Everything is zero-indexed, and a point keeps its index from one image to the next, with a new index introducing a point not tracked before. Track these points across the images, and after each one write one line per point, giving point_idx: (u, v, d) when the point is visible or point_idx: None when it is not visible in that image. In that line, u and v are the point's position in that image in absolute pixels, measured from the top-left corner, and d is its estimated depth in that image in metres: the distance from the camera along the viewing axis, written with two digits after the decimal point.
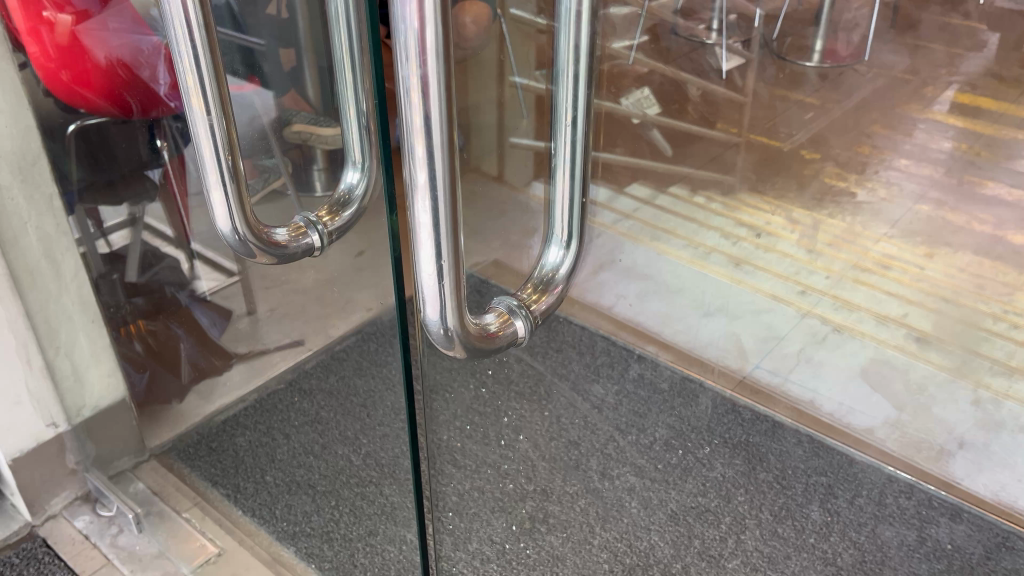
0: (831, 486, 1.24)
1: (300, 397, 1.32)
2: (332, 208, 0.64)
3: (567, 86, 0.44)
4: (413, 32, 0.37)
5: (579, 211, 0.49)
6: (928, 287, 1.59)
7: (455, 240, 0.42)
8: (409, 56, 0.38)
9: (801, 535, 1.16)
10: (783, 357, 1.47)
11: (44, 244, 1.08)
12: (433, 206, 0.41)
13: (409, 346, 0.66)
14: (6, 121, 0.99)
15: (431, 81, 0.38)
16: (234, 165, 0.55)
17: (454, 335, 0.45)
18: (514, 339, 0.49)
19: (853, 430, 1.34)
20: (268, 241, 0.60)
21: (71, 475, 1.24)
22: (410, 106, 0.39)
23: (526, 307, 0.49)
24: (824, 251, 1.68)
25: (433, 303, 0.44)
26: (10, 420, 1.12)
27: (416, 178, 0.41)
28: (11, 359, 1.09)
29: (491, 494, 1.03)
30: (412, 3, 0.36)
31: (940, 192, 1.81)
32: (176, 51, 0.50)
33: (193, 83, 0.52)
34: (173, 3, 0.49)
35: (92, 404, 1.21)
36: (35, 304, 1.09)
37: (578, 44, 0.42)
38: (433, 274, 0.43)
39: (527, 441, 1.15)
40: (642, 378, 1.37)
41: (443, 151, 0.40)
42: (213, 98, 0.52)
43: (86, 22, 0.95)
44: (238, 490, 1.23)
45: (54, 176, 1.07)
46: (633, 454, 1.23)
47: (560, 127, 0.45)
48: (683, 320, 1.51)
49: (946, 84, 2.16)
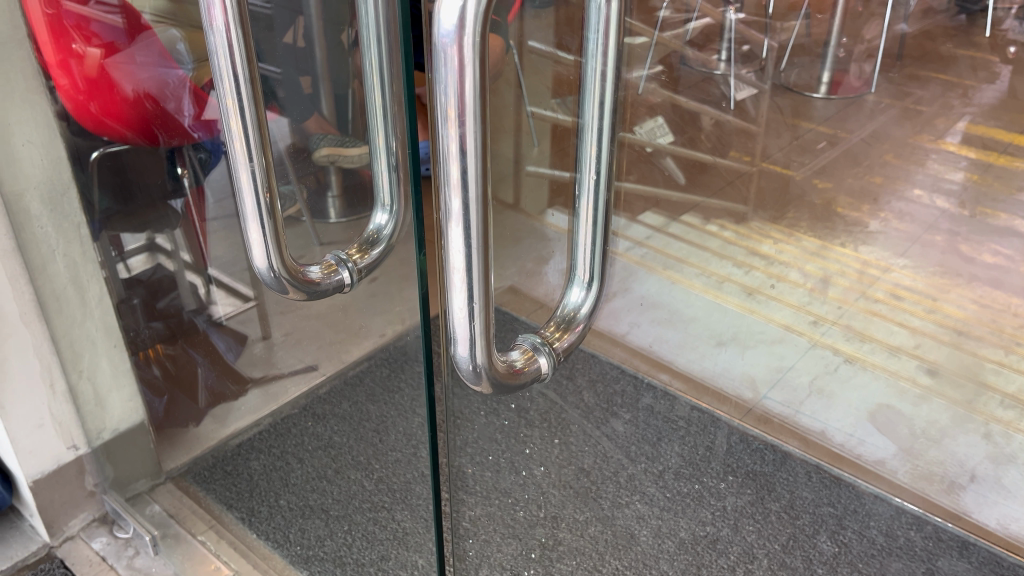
0: (840, 518, 1.25)
1: (314, 421, 1.27)
2: (361, 246, 0.65)
3: (591, 139, 0.46)
4: (453, 93, 0.39)
5: (601, 253, 0.50)
6: (941, 319, 1.62)
7: (487, 283, 0.44)
8: (448, 116, 0.40)
9: (810, 565, 1.19)
10: (793, 389, 1.51)
11: (70, 271, 1.13)
12: (466, 253, 0.43)
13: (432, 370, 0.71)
14: (39, 152, 1.04)
15: (468, 140, 0.40)
16: (272, 203, 0.58)
17: (482, 370, 0.47)
18: (538, 376, 0.51)
19: (864, 462, 1.37)
20: (301, 279, 0.63)
21: (89, 497, 1.28)
22: (447, 161, 0.41)
23: (549, 344, 0.51)
24: (834, 282, 1.72)
25: (464, 342, 0.46)
26: (35, 443, 1.16)
27: (450, 225, 0.43)
28: (37, 384, 1.13)
29: (502, 521, 1.01)
30: (455, 68, 0.38)
31: (951, 225, 1.81)
32: (222, 95, 0.53)
33: (236, 127, 0.55)
34: (221, 54, 0.52)
35: (112, 426, 1.25)
36: (59, 329, 1.14)
37: (603, 102, 0.45)
38: (464, 313, 0.45)
39: (544, 470, 1.08)
40: (654, 409, 1.27)
41: (478, 201, 0.42)
42: (254, 141, 0.55)
43: (114, 56, 1.00)
44: (253, 513, 1.24)
45: (83, 207, 1.11)
46: (643, 482, 1.19)
47: (583, 174, 0.47)
48: (695, 348, 1.53)
49: (960, 116, 2.16)
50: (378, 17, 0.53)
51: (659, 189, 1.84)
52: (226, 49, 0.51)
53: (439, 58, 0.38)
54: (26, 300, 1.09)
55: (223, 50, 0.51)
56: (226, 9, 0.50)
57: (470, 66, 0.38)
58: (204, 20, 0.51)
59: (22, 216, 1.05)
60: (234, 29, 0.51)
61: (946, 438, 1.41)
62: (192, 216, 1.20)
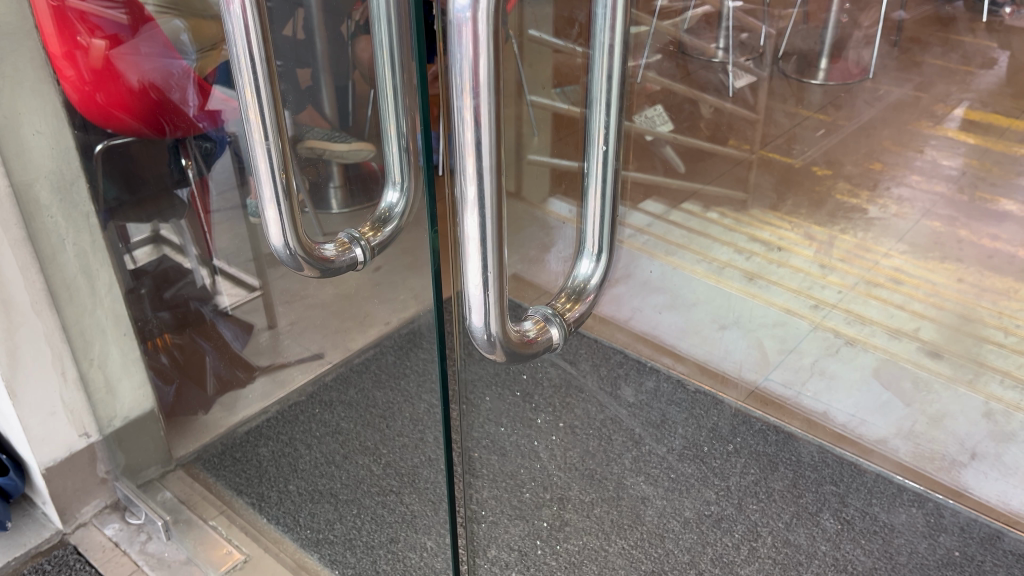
0: (843, 495, 1.26)
1: (322, 408, 1.30)
2: (374, 225, 0.65)
3: (599, 116, 0.46)
4: (468, 66, 0.39)
5: (610, 226, 0.50)
6: (941, 302, 1.63)
7: (501, 254, 0.45)
8: (463, 89, 0.40)
9: (813, 543, 1.18)
10: (797, 369, 1.51)
11: (81, 259, 1.12)
12: (481, 227, 0.43)
13: (446, 353, 0.72)
14: (49, 143, 1.03)
15: (483, 113, 0.40)
16: (289, 184, 0.58)
17: (497, 341, 0.47)
18: (550, 345, 0.51)
19: (865, 440, 1.37)
20: (318, 257, 0.62)
21: (101, 484, 1.27)
22: (461, 135, 0.41)
23: (561, 315, 0.51)
24: (836, 266, 1.72)
25: (478, 311, 0.46)
26: (46, 430, 1.15)
27: (464, 200, 0.43)
28: (47, 371, 1.12)
29: (509, 502, 1.06)
30: (469, 42, 0.38)
31: (949, 208, 1.85)
32: (240, 81, 0.54)
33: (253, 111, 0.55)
34: (238, 40, 0.52)
35: (123, 414, 1.24)
36: (71, 317, 1.13)
37: (611, 75, 0.45)
38: (479, 287, 0.45)
39: (547, 450, 1.14)
40: (658, 392, 1.35)
41: (492, 173, 0.42)
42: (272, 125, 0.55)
43: (118, 47, 1.00)
44: (263, 498, 1.25)
45: (92, 196, 1.10)
46: (647, 463, 1.23)
47: (592, 154, 0.48)
48: (700, 333, 1.55)
49: (958, 101, 2.16)
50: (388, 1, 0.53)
51: (654, 174, 1.87)
52: (244, 34, 0.52)
53: (454, 34, 0.38)
54: (38, 292, 1.08)
55: (240, 34, 0.52)
56: None
57: (484, 40, 0.38)
58: (223, 5, 0.52)
59: (31, 206, 1.03)
60: (252, 17, 0.51)
61: (947, 417, 1.42)
62: (198, 206, 1.24)
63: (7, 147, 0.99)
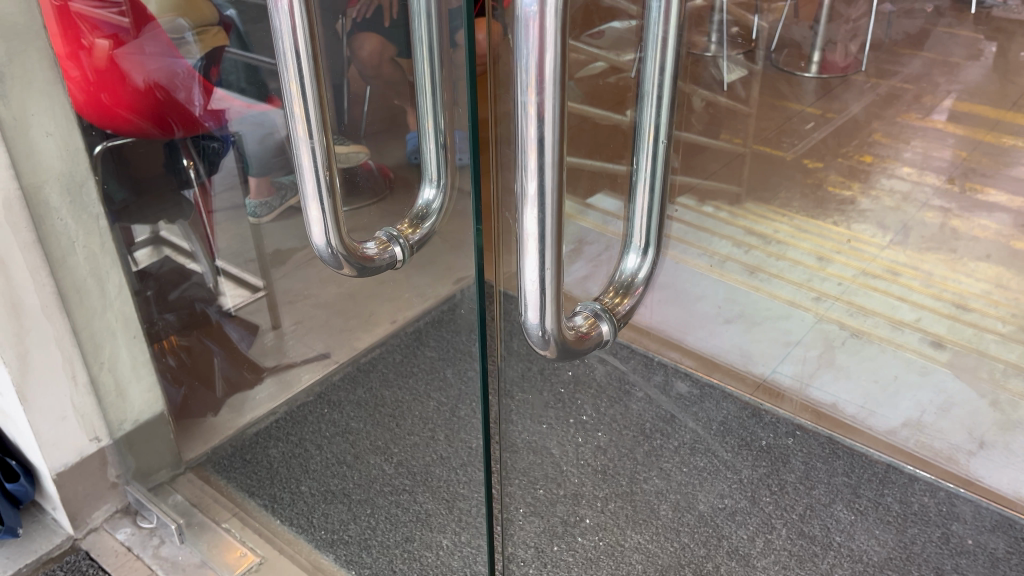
0: (856, 487, 1.27)
1: (330, 408, 1.28)
2: (412, 222, 0.67)
3: (650, 112, 0.46)
4: (533, 62, 0.39)
5: (658, 221, 0.50)
6: (941, 293, 1.64)
7: (559, 251, 0.44)
8: (527, 84, 0.39)
9: (828, 534, 1.20)
10: (804, 361, 1.52)
11: (90, 263, 1.08)
12: (540, 222, 0.43)
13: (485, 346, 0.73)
14: (58, 145, 1.00)
15: (546, 109, 0.40)
16: (332, 181, 0.57)
17: (551, 336, 0.47)
18: (599, 341, 0.52)
19: (874, 431, 1.38)
20: (359, 256, 0.62)
21: (112, 488, 1.24)
22: (525, 130, 0.41)
23: (610, 311, 0.52)
24: (834, 258, 1.74)
25: (534, 307, 0.46)
26: (57, 436, 1.12)
27: (523, 196, 0.43)
28: (58, 376, 1.08)
29: (542, 494, 1.04)
30: (534, 39, 0.38)
31: (942, 199, 1.86)
32: (284, 75, 0.53)
33: (297, 106, 0.54)
34: (284, 37, 0.51)
35: (134, 417, 1.21)
36: (81, 322, 1.09)
37: (663, 71, 0.45)
38: (536, 282, 0.45)
39: (585, 441, 1.10)
40: (666, 387, 1.30)
41: (554, 169, 0.42)
42: (316, 120, 0.54)
43: (122, 47, 1.00)
44: (275, 500, 1.24)
45: (101, 198, 1.08)
46: (661, 458, 1.20)
47: (641, 152, 0.48)
48: (704, 325, 1.55)
49: (946, 92, 2.18)
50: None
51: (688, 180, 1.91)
52: (290, 29, 0.51)
53: (521, 29, 0.38)
54: (48, 295, 1.04)
55: (287, 29, 0.51)
56: None
57: (551, 35, 0.38)
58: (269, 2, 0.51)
59: (40, 208, 1.00)
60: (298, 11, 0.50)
61: (953, 407, 1.43)
62: (200, 207, 1.25)
63: (15, 148, 0.95)
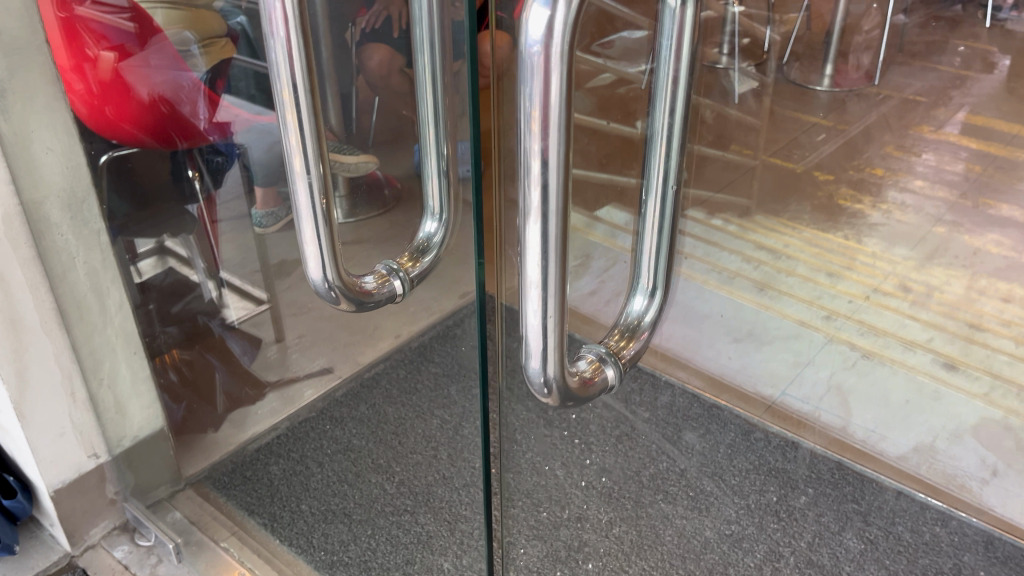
0: (865, 514, 1.24)
1: (332, 425, 1.31)
2: (412, 255, 0.64)
3: (660, 153, 0.45)
4: (536, 105, 0.37)
5: (666, 263, 0.49)
6: (951, 311, 1.61)
7: (562, 297, 0.43)
8: (530, 127, 0.38)
9: (837, 564, 1.16)
10: (813, 384, 1.49)
11: (91, 278, 1.07)
12: (542, 267, 0.41)
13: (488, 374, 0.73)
14: (59, 159, 0.99)
15: (551, 153, 0.38)
16: (329, 214, 0.55)
17: (553, 385, 0.45)
18: (606, 387, 0.49)
19: (887, 457, 1.35)
20: (357, 291, 0.60)
21: (111, 505, 1.21)
22: (528, 174, 0.39)
23: (615, 354, 0.49)
24: (844, 275, 1.71)
25: (536, 353, 0.44)
26: (55, 452, 1.10)
27: (525, 242, 0.41)
28: (57, 392, 1.06)
29: (548, 520, 1.05)
30: (538, 82, 0.36)
31: (954, 214, 1.83)
32: (281, 106, 0.51)
33: (293, 138, 0.53)
34: (281, 68, 0.50)
35: (133, 434, 1.19)
36: (81, 338, 1.08)
37: (673, 109, 0.43)
38: (537, 329, 0.43)
39: (592, 467, 1.14)
40: (674, 407, 1.34)
41: (557, 215, 0.40)
42: (314, 152, 0.53)
43: (128, 59, 0.98)
44: (275, 519, 1.21)
45: (102, 214, 1.06)
46: (665, 482, 1.22)
47: (650, 192, 0.46)
48: (711, 346, 1.53)
49: (959, 105, 2.15)
50: (434, 20, 0.53)
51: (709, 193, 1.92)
52: (287, 59, 0.49)
53: (525, 68, 0.36)
54: (48, 311, 1.03)
55: (284, 59, 0.49)
56: (290, 20, 0.48)
57: (556, 77, 0.36)
58: (266, 30, 0.49)
59: (41, 223, 0.99)
60: (297, 42, 0.49)
61: (967, 432, 1.40)
62: (204, 218, 1.24)
63: (16, 163, 0.94)
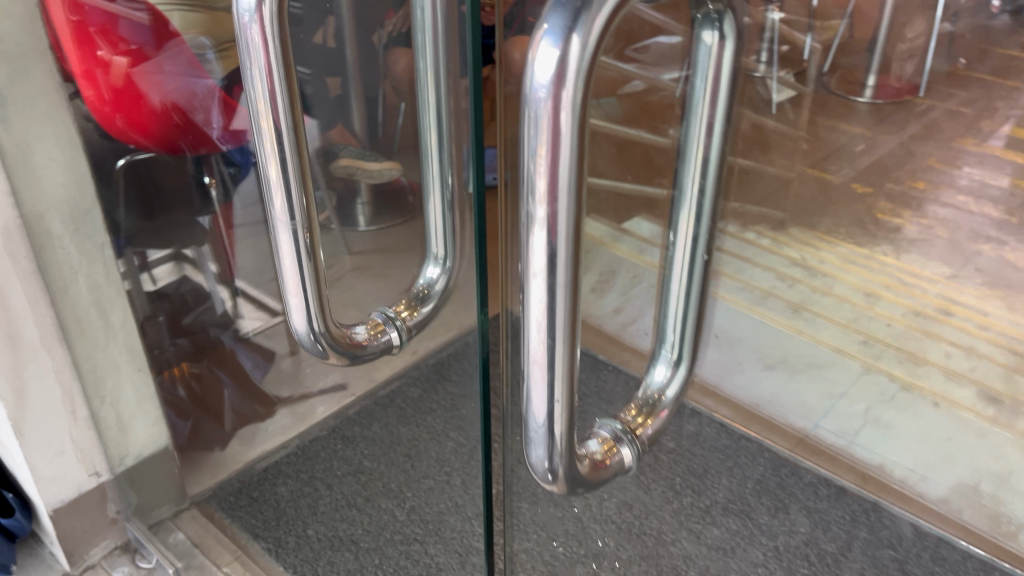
0: (903, 561, 1.16)
1: (343, 445, 1.29)
2: (409, 303, 0.61)
3: (690, 200, 0.43)
4: (543, 167, 0.32)
5: (693, 324, 0.46)
6: (995, 336, 1.53)
7: (571, 378, 0.37)
8: (537, 190, 0.32)
9: None
10: (850, 416, 1.41)
11: (94, 293, 1.03)
12: (548, 348, 0.36)
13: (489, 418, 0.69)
14: (62, 173, 0.94)
15: (559, 221, 0.33)
16: (315, 264, 0.50)
17: (561, 475, 0.40)
18: (621, 468, 0.44)
19: (927, 499, 1.27)
20: (346, 343, 0.55)
21: (111, 525, 1.17)
22: (531, 243, 0.34)
23: (632, 432, 0.45)
24: (882, 294, 1.63)
25: (541, 441, 0.39)
26: (56, 471, 1.06)
27: (529, 314, 0.36)
28: (57, 410, 1.03)
29: (564, 558, 0.99)
30: (544, 141, 0.31)
31: (999, 232, 1.74)
32: (260, 149, 0.46)
33: (276, 186, 0.47)
34: (260, 108, 0.44)
35: (135, 452, 1.15)
36: (83, 354, 1.04)
37: (708, 158, 0.41)
38: (542, 415, 0.38)
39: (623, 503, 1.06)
40: (698, 436, 1.31)
41: (566, 290, 0.34)
42: (298, 199, 0.48)
43: (141, 64, 0.97)
44: (280, 543, 1.17)
45: (106, 227, 1.03)
46: (689, 518, 1.18)
47: (678, 246, 0.45)
48: (741, 372, 1.47)
49: (1005, 116, 2.05)
50: (437, 47, 0.48)
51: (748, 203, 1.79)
52: (267, 98, 0.44)
53: (530, 123, 0.31)
54: (47, 326, 0.99)
55: (263, 97, 0.43)
56: (267, 51, 0.42)
57: (566, 136, 0.30)
58: (241, 62, 0.43)
59: (42, 236, 0.94)
60: (278, 78, 0.43)
61: (1014, 473, 1.31)
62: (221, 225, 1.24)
63: (16, 173, 0.89)
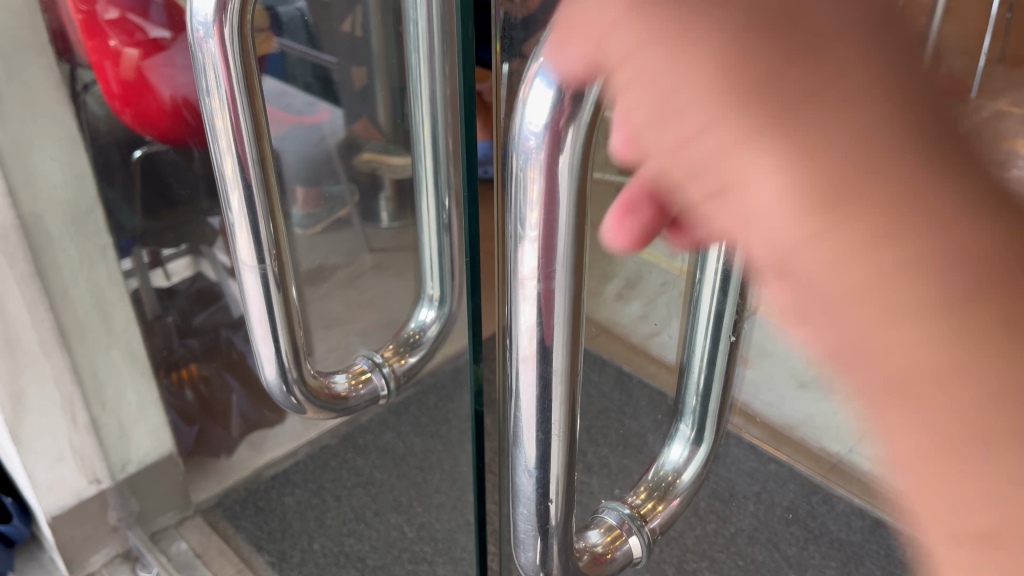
0: None
1: (354, 454, 1.21)
2: (398, 349, 0.58)
3: None
4: (534, 237, 0.33)
5: (718, 372, 0.50)
6: None
7: (568, 429, 0.39)
8: (527, 260, 0.34)
9: None
10: None
11: (95, 296, 0.99)
12: (541, 407, 0.37)
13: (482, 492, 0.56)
14: (61, 171, 0.90)
15: (552, 291, 0.34)
16: (287, 305, 0.47)
17: (551, 564, 0.42)
18: (630, 559, 0.47)
19: None
20: (324, 395, 0.52)
21: (112, 532, 1.15)
22: (522, 307, 0.35)
23: (641, 520, 0.47)
24: None
25: (530, 501, 0.40)
26: (52, 478, 1.03)
27: (521, 411, 0.38)
28: (56, 417, 1.00)
29: None
30: (536, 215, 0.33)
31: None
32: (224, 186, 0.42)
33: (241, 225, 0.43)
34: (219, 143, 0.40)
35: (138, 459, 1.12)
36: (82, 358, 1.01)
37: None
38: (530, 473, 0.40)
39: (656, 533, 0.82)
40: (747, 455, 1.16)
41: (561, 350, 0.36)
42: (267, 235, 0.44)
43: (152, 56, 0.84)
44: (283, 557, 1.14)
45: (110, 227, 0.98)
46: (713, 548, 1.12)
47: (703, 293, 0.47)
48: None
49: None
50: (435, 81, 0.46)
51: None
52: (231, 133, 0.39)
53: (521, 193, 0.32)
54: (47, 330, 0.96)
55: (226, 134, 0.39)
56: (229, 81, 0.38)
57: (564, 203, 0.32)
58: (199, 86, 0.39)
59: (42, 238, 0.91)
60: (243, 115, 0.39)
61: None
62: None
63: (14, 176, 0.86)
